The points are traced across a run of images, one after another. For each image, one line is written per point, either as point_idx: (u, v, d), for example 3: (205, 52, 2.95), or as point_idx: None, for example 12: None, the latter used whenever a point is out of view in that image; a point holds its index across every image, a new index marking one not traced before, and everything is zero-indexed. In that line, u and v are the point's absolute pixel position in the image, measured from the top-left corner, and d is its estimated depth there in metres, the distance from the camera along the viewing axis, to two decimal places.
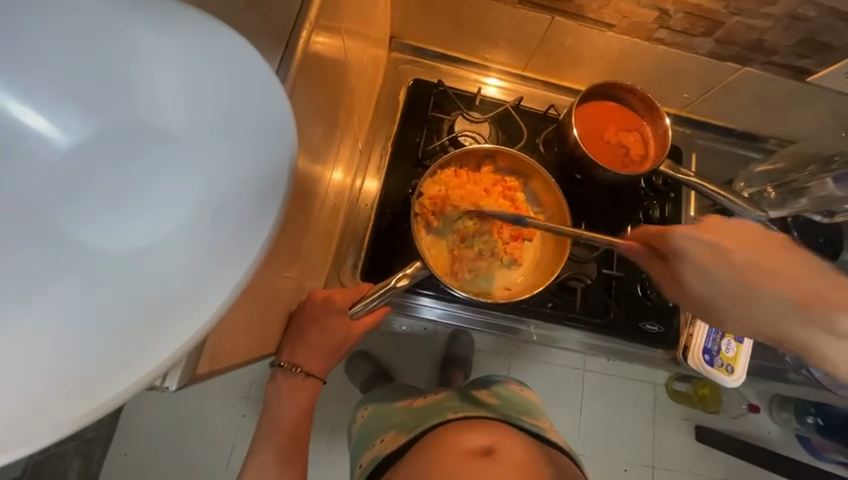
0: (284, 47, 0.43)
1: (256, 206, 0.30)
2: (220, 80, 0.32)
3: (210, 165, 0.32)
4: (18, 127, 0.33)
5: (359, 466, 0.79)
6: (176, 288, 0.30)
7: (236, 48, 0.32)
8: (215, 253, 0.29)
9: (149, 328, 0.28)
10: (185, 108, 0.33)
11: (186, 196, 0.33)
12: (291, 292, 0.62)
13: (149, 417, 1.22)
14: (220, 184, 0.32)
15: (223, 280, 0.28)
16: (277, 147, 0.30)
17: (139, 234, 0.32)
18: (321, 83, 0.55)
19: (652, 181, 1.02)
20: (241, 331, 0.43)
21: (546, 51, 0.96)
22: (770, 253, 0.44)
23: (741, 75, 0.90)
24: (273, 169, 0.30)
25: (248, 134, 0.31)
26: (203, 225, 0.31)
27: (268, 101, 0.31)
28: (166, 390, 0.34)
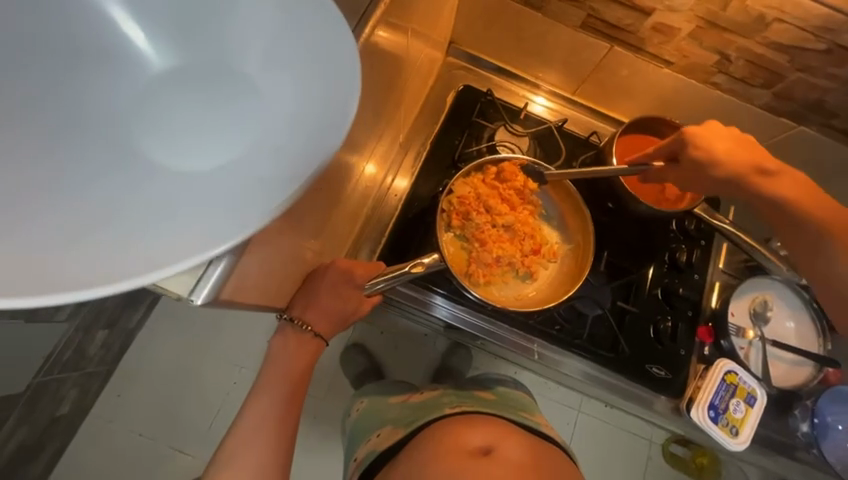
0: (357, 19, 0.46)
1: (311, 150, 0.32)
2: (301, 32, 0.35)
3: (276, 110, 0.35)
4: (119, 37, 0.37)
5: (354, 460, 0.79)
6: (224, 205, 0.32)
7: (320, 5, 0.35)
8: (265, 182, 0.32)
9: (190, 237, 0.31)
10: (264, 50, 0.36)
11: (248, 132, 0.35)
12: (312, 258, 0.64)
13: (151, 365, 1.27)
14: (280, 125, 0.34)
15: (267, 204, 0.30)
16: (341, 100, 0.33)
17: (199, 153, 0.35)
18: (379, 70, 0.58)
19: (684, 225, 0.99)
20: (262, 274, 0.45)
21: (599, 79, 0.97)
22: (719, 138, 0.70)
23: (794, 133, 0.89)
24: (334, 119, 0.32)
25: (316, 87, 0.34)
26: (259, 159, 0.34)
27: (341, 60, 0.34)
28: (190, 303, 0.35)
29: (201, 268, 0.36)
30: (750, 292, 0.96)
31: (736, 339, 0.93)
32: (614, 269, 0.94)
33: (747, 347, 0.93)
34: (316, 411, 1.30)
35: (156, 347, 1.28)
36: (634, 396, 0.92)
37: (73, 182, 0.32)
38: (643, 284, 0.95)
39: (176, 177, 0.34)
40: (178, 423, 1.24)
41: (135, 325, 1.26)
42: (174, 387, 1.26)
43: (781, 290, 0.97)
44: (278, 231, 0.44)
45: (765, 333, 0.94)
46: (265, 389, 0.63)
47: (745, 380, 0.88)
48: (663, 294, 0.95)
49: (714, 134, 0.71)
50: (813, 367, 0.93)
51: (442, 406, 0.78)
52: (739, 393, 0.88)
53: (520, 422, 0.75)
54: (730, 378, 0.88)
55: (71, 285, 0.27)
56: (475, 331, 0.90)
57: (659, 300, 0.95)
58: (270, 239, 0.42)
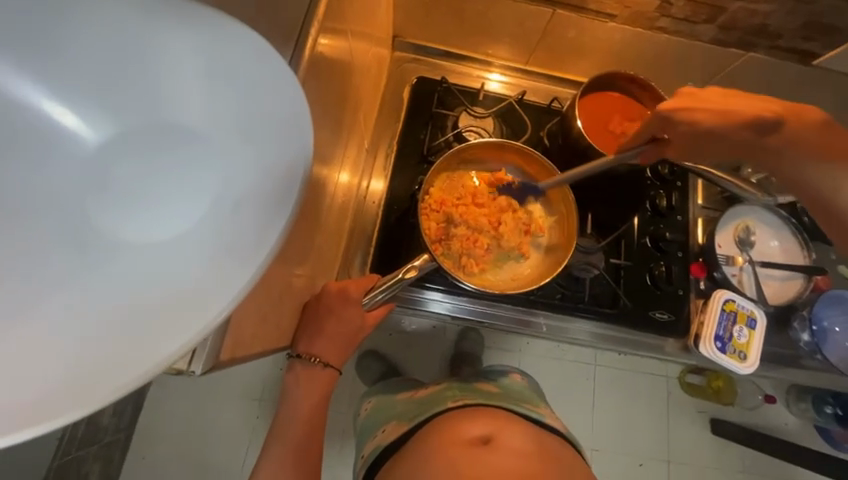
0: (293, 43, 0.43)
1: (277, 195, 0.31)
2: (236, 78, 0.34)
3: (232, 160, 0.34)
4: (45, 121, 0.34)
5: (362, 456, 0.81)
6: (201, 275, 0.31)
7: (251, 48, 0.34)
8: (237, 241, 0.31)
9: (175, 313, 0.29)
10: (204, 104, 0.35)
11: (210, 188, 0.34)
12: (304, 287, 0.63)
13: (168, 420, 1.25)
14: (239, 177, 0.33)
15: (247, 263, 0.30)
16: (295, 140, 0.32)
17: (162, 224, 0.34)
18: (328, 84, 0.56)
19: (658, 171, 1.01)
20: (258, 321, 0.44)
21: (549, 45, 0.96)
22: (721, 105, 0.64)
23: (745, 60, 0.90)
24: (291, 162, 0.31)
25: (267, 129, 0.33)
26: (228, 215, 0.32)
27: (286, 97, 0.33)
28: (192, 375, 0.34)
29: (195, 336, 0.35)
30: (732, 221, 0.99)
31: (727, 268, 0.96)
32: (600, 227, 0.96)
33: (739, 273, 0.96)
34: (344, 426, 1.31)
35: (169, 401, 1.25)
36: (645, 344, 0.95)
37: (32, 286, 0.30)
38: (631, 236, 0.97)
39: (146, 254, 0.33)
40: (209, 470, 1.22)
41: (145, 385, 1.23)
42: (199, 436, 1.24)
43: (762, 214, 1.00)
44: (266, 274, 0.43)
45: (753, 256, 0.98)
46: (289, 424, 0.63)
47: (743, 305, 0.91)
48: (651, 242, 0.98)
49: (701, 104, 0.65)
50: (804, 278, 0.96)
51: (444, 400, 0.79)
52: (740, 319, 0.91)
53: (523, 414, 0.76)
54: (729, 306, 0.91)
55: (62, 394, 0.26)
56: (480, 319, 0.91)
57: (650, 248, 0.98)
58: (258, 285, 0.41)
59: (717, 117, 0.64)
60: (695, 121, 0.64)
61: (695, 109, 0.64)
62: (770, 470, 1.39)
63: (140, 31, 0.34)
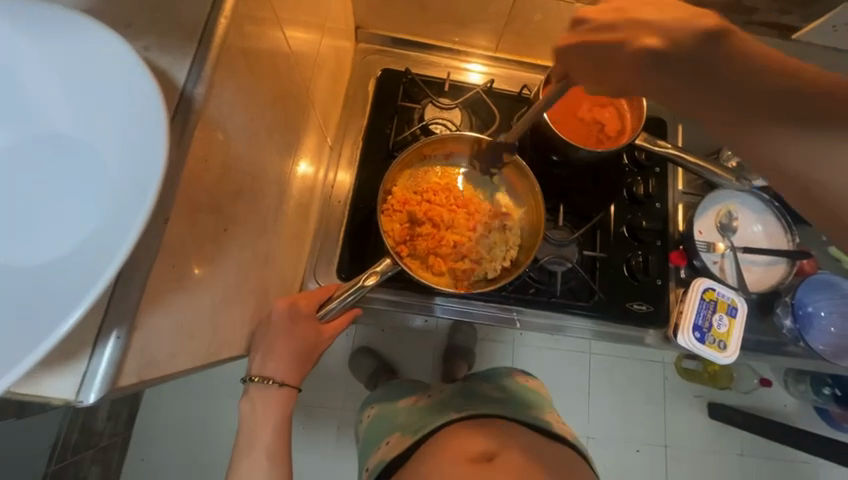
0: (197, 43, 0.40)
1: (136, 207, 0.28)
2: (95, 82, 0.31)
3: (104, 173, 0.31)
4: None
5: (367, 468, 0.79)
6: (58, 297, 0.28)
7: (104, 46, 0.31)
8: (98, 254, 0.28)
9: (24, 343, 0.27)
10: (73, 114, 0.32)
11: (85, 205, 0.31)
12: (255, 292, 0.61)
13: (160, 423, 1.23)
14: (105, 189, 0.31)
15: (101, 277, 0.27)
16: (152, 140, 0.29)
17: (31, 246, 0.31)
18: (262, 79, 0.53)
19: (636, 156, 0.98)
20: (180, 337, 0.42)
21: (516, 29, 0.92)
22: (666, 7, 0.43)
23: None
24: (148, 164, 0.29)
25: (132, 136, 0.30)
26: (98, 232, 0.30)
27: (138, 95, 0.30)
28: (82, 404, 0.33)
29: (84, 363, 0.33)
30: (712, 206, 0.95)
31: (707, 256, 0.93)
32: (574, 218, 0.94)
33: (721, 260, 0.93)
34: (337, 422, 1.30)
35: (161, 403, 1.24)
36: (629, 338, 0.93)
37: None
38: (606, 226, 0.94)
39: (10, 277, 0.30)
40: (205, 470, 1.21)
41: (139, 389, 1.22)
42: (191, 440, 1.22)
43: (743, 198, 0.96)
44: (186, 288, 0.41)
45: (735, 242, 0.94)
46: (255, 431, 0.63)
47: (722, 294, 0.88)
48: (628, 232, 0.95)
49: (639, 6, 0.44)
50: (787, 262, 0.93)
51: (449, 410, 0.78)
52: (720, 307, 0.88)
53: (530, 424, 0.75)
54: (708, 295, 0.88)
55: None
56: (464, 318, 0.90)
57: (626, 238, 0.95)
58: (171, 300, 0.39)
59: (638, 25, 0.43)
60: (648, 45, 0.42)
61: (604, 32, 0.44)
62: (769, 453, 1.37)
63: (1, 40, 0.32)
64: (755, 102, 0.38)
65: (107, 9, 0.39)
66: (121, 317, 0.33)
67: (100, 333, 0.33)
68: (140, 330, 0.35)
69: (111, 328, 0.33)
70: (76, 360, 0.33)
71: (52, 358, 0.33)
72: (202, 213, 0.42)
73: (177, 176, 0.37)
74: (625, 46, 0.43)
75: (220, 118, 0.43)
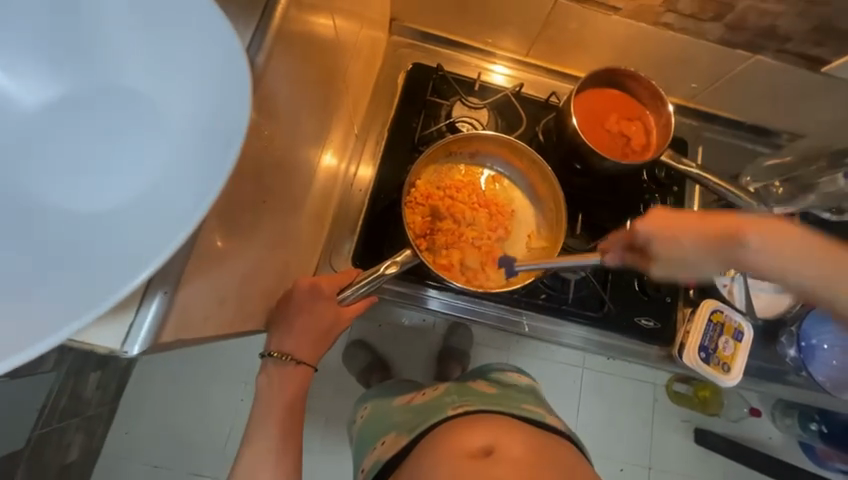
0: (260, 11, 0.40)
1: (212, 164, 0.29)
2: (172, 36, 0.32)
3: (173, 128, 0.31)
4: None
5: (362, 469, 0.79)
6: (125, 245, 0.29)
7: (187, 3, 0.31)
8: (167, 207, 0.29)
9: (92, 286, 0.27)
10: (146, 67, 0.33)
11: (150, 157, 0.31)
12: (277, 269, 0.61)
13: (152, 397, 1.21)
14: (174, 144, 0.31)
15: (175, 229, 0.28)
16: (231, 101, 0.30)
17: (92, 192, 0.31)
18: (309, 59, 0.53)
19: (655, 174, 0.99)
20: (212, 302, 0.42)
21: (550, 37, 0.93)
22: (705, 229, 0.47)
23: (752, 64, 0.87)
24: (226, 125, 0.29)
25: (209, 94, 0.31)
26: (165, 185, 0.30)
27: (219, 54, 0.31)
28: (126, 355, 0.33)
29: (130, 315, 0.33)
30: None
31: (718, 277, 0.93)
32: (590, 228, 0.94)
33: (730, 284, 0.93)
34: (329, 412, 1.30)
35: (155, 376, 1.22)
36: (626, 350, 0.95)
37: None
38: None
39: (70, 221, 0.30)
40: (191, 448, 1.20)
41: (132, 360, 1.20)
42: (181, 417, 1.21)
43: None
44: (223, 253, 0.41)
45: None
46: (261, 408, 0.62)
47: (730, 317, 0.89)
48: None
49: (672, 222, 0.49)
50: None
51: (444, 406, 0.76)
52: (727, 331, 0.88)
53: (528, 419, 0.74)
54: (716, 317, 0.89)
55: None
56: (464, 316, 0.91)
57: None
58: (210, 264, 0.39)
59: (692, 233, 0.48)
60: (726, 232, 0.46)
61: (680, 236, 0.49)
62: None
63: None
64: (807, 274, 0.45)
65: None
66: (170, 273, 0.34)
67: (149, 287, 0.33)
68: (184, 289, 0.35)
69: (159, 284, 0.33)
70: (123, 312, 0.33)
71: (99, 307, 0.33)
72: (245, 182, 0.42)
73: None
74: (726, 247, 0.46)
75: (272, 89, 0.43)
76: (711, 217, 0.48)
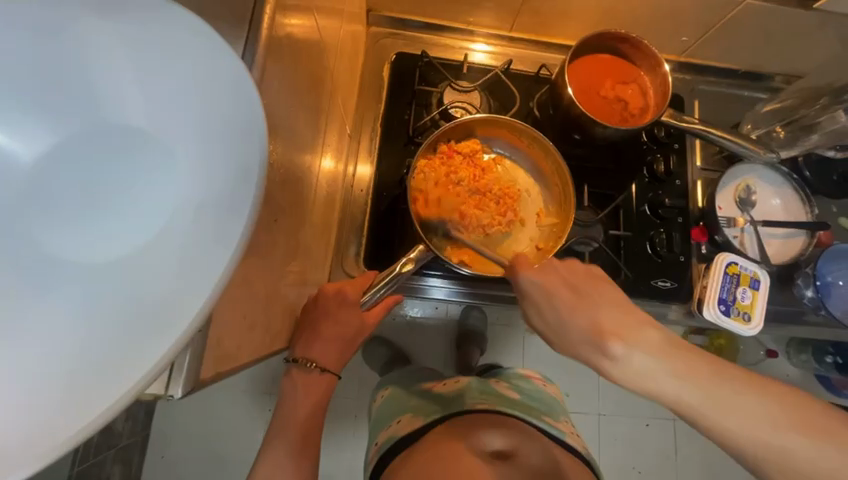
0: (247, 26, 0.39)
1: (237, 192, 0.28)
2: (178, 70, 0.31)
3: (187, 164, 0.30)
4: None
5: (375, 445, 0.79)
6: (163, 290, 0.28)
7: (190, 38, 0.31)
8: (200, 247, 0.28)
9: (141, 337, 0.27)
10: (146, 102, 0.31)
11: (166, 197, 0.30)
12: (294, 284, 0.61)
13: (180, 420, 1.22)
14: (192, 181, 0.30)
15: (212, 267, 0.27)
16: (248, 130, 0.29)
17: (112, 241, 0.30)
18: (296, 66, 0.51)
19: (655, 134, 0.97)
20: (243, 330, 0.41)
21: (532, 8, 0.90)
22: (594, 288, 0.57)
23: (741, 9, 0.84)
24: (245, 156, 0.29)
25: (217, 118, 0.30)
26: (188, 220, 0.29)
27: (229, 85, 0.30)
28: (172, 399, 0.32)
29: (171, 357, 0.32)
30: (732, 182, 0.96)
31: (728, 230, 0.94)
32: (596, 198, 0.94)
33: (741, 234, 0.94)
34: (355, 412, 1.31)
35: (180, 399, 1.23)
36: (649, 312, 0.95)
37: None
38: (629, 205, 0.95)
39: (98, 273, 0.29)
40: (227, 465, 1.21)
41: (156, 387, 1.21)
42: (212, 435, 1.22)
43: (761, 172, 0.97)
44: (244, 281, 0.40)
45: (754, 216, 0.95)
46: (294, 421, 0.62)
47: (745, 267, 0.89)
48: (650, 210, 0.95)
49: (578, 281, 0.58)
50: (806, 235, 0.94)
51: (465, 400, 0.77)
52: (743, 281, 0.89)
53: (545, 431, 0.74)
54: (732, 269, 0.89)
55: (32, 447, 0.24)
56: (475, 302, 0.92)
57: (648, 217, 0.95)
58: (236, 291, 0.38)
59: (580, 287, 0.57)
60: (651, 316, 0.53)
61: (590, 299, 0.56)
62: None
63: (73, 26, 0.31)
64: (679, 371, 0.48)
65: None
66: None
67: None
68: (215, 322, 0.35)
69: None
70: None
71: None
72: None
73: None
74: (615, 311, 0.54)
75: (270, 105, 0.42)
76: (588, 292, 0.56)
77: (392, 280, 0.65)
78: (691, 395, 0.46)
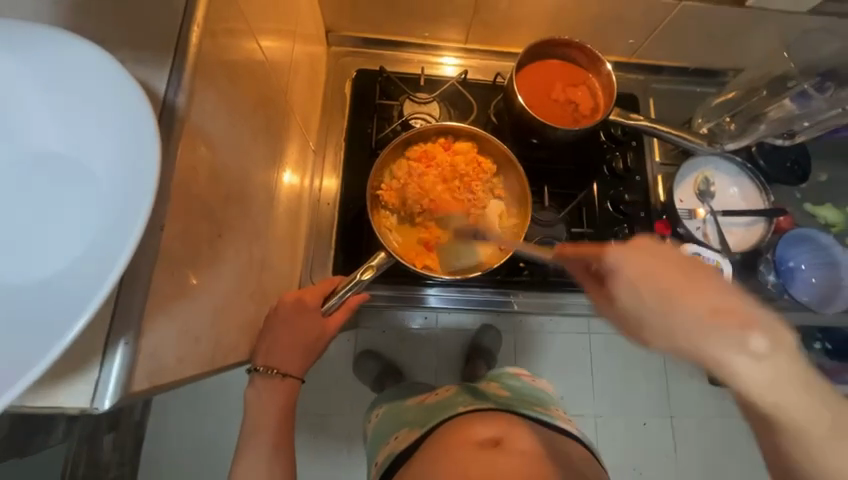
0: (173, 51, 0.40)
1: (125, 203, 0.28)
2: (75, 91, 0.31)
3: (91, 183, 0.31)
4: None
5: (374, 465, 0.80)
6: (50, 306, 0.28)
7: (82, 54, 0.31)
8: (87, 257, 0.29)
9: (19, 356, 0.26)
10: (51, 124, 0.32)
11: (68, 214, 0.31)
12: (253, 297, 0.62)
13: (167, 450, 1.18)
14: (91, 196, 0.30)
15: (98, 275, 0.27)
16: (144, 142, 0.29)
17: (19, 262, 0.30)
18: (239, 85, 0.53)
19: (611, 133, 1.00)
20: (184, 342, 0.42)
21: (484, 20, 0.94)
22: (671, 265, 0.40)
23: (680, 11, 0.89)
24: (138, 169, 0.29)
25: (112, 133, 0.30)
26: (69, 279, 0.28)
27: (125, 96, 0.30)
28: (99, 411, 0.34)
29: (95, 372, 0.33)
30: (690, 174, 0.99)
31: (690, 222, 0.96)
32: (558, 197, 0.96)
33: (703, 226, 0.96)
34: (348, 429, 1.29)
35: (168, 430, 1.19)
36: None
37: None
38: (592, 202, 0.97)
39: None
40: None
41: (140, 418, 1.17)
42: (201, 462, 1.18)
43: (718, 162, 1.00)
44: (185, 290, 0.42)
45: (714, 207, 0.98)
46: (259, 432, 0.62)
47: (708, 257, 0.90)
48: (612, 206, 0.97)
49: (662, 265, 0.40)
50: (765, 221, 0.97)
51: (454, 405, 0.77)
52: None
53: (539, 420, 0.74)
54: (695, 259, 0.90)
55: None
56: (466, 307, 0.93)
57: (612, 213, 0.97)
58: (173, 307, 0.40)
59: (663, 262, 0.41)
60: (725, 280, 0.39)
61: (671, 280, 0.39)
62: None
63: None
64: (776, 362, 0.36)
65: (73, 24, 0.39)
66: (127, 323, 0.34)
67: (109, 339, 0.34)
68: (148, 334, 0.36)
69: (119, 334, 0.34)
70: (86, 370, 0.33)
71: (61, 372, 0.33)
72: (194, 218, 0.43)
73: (167, 183, 0.38)
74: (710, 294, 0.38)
75: (205, 125, 0.44)
76: (690, 270, 0.40)
77: (354, 282, 0.68)
78: (761, 380, 0.37)
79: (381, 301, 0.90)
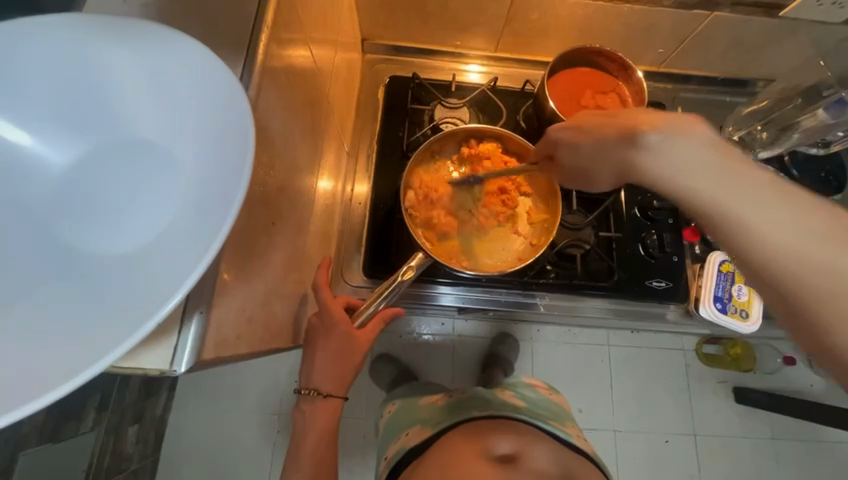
0: (245, 51, 0.44)
1: (221, 183, 0.31)
2: (178, 82, 0.35)
3: (188, 164, 0.34)
4: (20, 152, 0.37)
5: (386, 457, 0.79)
6: (151, 272, 0.31)
7: (188, 51, 0.35)
8: (183, 228, 0.31)
9: (126, 313, 0.29)
10: (156, 112, 0.36)
11: (166, 191, 0.34)
12: (293, 287, 0.64)
13: (189, 441, 1.22)
14: (188, 176, 0.33)
15: (195, 246, 0.30)
16: (238, 128, 0.32)
17: (126, 234, 0.34)
18: (293, 87, 0.57)
19: None
20: (240, 321, 0.45)
21: (515, 30, 0.97)
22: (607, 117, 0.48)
23: (711, 21, 0.90)
24: (232, 151, 0.32)
25: (209, 120, 0.34)
26: (165, 249, 0.31)
27: (222, 86, 0.34)
28: (176, 374, 0.36)
29: (175, 336, 0.36)
30: None
31: None
32: (585, 202, 0.97)
33: None
34: (364, 431, 1.29)
35: (192, 421, 1.23)
36: (647, 314, 0.95)
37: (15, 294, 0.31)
38: (619, 207, 0.97)
39: (107, 257, 0.33)
40: None
41: (163, 408, 1.20)
42: (221, 455, 1.21)
43: None
44: (245, 270, 0.45)
45: None
46: None
47: None
48: (640, 212, 0.97)
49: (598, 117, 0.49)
50: None
51: (470, 408, 0.77)
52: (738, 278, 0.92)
53: (549, 431, 0.74)
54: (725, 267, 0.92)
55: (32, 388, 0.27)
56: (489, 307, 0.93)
57: (639, 219, 0.97)
58: (235, 285, 0.42)
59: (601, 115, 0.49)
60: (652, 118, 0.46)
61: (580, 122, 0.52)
62: (799, 433, 1.34)
63: (99, 51, 0.36)
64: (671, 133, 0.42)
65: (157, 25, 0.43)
66: (202, 294, 0.37)
67: (187, 309, 0.37)
68: (217, 306, 0.39)
69: (195, 305, 0.37)
70: (164, 336, 0.36)
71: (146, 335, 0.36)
72: (255, 204, 0.46)
73: None
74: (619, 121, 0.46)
75: (266, 121, 0.48)
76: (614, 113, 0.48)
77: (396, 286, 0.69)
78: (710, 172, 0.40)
79: (408, 298, 0.92)
